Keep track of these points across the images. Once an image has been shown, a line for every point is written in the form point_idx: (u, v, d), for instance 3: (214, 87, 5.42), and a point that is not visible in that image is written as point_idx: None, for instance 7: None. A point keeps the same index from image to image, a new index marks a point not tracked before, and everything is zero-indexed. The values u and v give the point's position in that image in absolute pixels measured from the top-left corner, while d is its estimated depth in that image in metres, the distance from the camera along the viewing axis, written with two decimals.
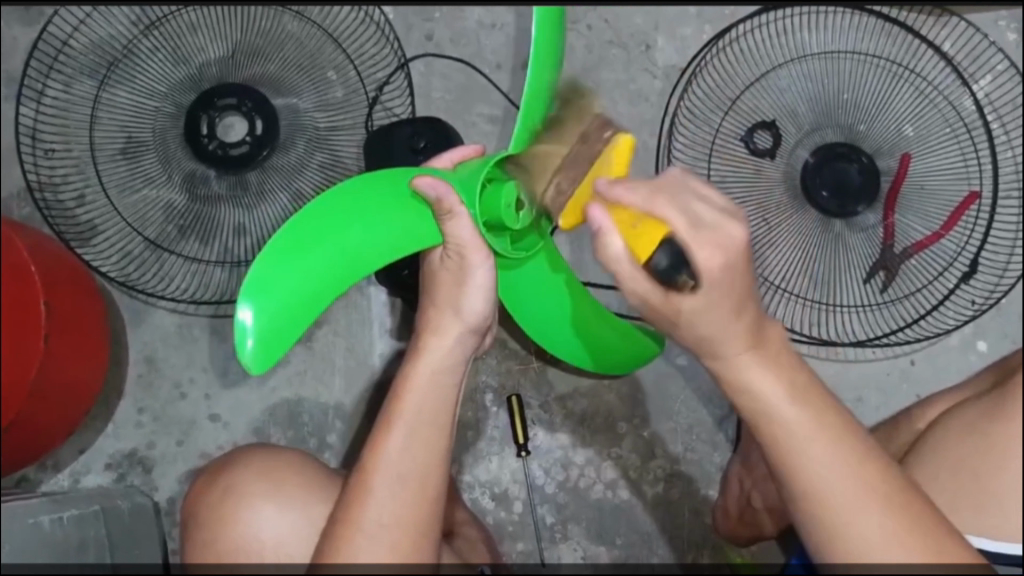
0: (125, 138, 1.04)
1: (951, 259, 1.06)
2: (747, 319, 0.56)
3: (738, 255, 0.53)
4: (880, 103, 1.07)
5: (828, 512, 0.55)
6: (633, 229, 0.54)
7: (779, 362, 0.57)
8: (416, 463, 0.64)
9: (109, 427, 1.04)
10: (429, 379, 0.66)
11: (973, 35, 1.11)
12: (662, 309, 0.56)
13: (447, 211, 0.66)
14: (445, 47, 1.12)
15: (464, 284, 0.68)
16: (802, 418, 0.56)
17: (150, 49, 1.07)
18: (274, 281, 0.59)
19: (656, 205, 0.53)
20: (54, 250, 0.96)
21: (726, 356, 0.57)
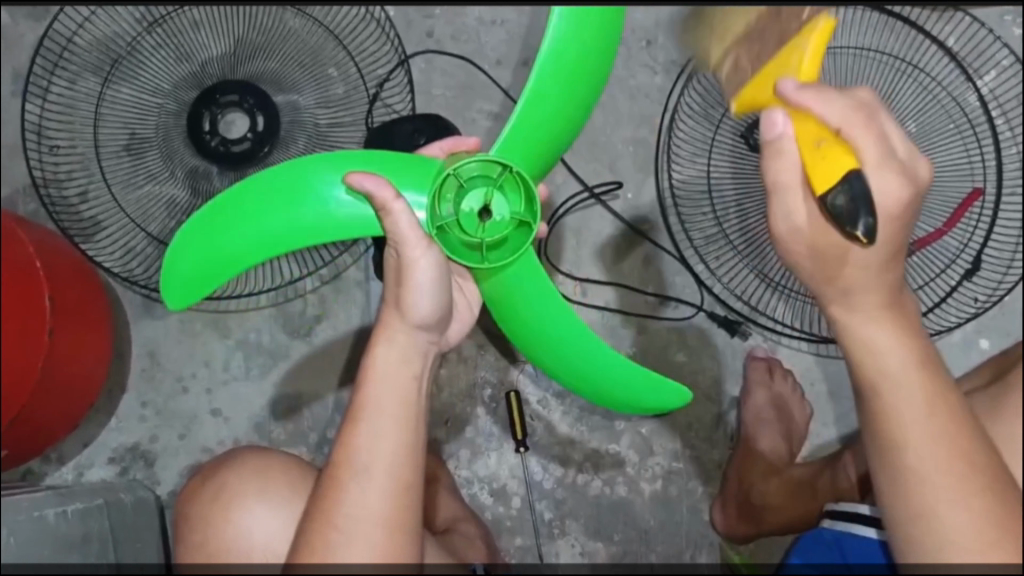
0: (128, 135, 1.05)
1: (954, 256, 1.05)
2: (891, 282, 0.61)
3: (916, 194, 0.57)
4: (883, 99, 1.06)
5: (913, 487, 0.58)
6: (821, 146, 0.55)
7: (905, 327, 0.61)
8: (384, 458, 0.64)
9: (112, 421, 1.06)
10: (390, 370, 0.66)
11: (977, 29, 1.10)
12: (824, 241, 0.59)
13: (382, 205, 0.64)
14: (445, 44, 1.12)
15: (403, 282, 0.65)
16: (910, 385, 0.59)
17: (153, 46, 1.07)
18: (204, 224, 0.66)
19: (845, 126, 0.55)
20: (59, 246, 0.97)
21: (860, 311, 0.61)
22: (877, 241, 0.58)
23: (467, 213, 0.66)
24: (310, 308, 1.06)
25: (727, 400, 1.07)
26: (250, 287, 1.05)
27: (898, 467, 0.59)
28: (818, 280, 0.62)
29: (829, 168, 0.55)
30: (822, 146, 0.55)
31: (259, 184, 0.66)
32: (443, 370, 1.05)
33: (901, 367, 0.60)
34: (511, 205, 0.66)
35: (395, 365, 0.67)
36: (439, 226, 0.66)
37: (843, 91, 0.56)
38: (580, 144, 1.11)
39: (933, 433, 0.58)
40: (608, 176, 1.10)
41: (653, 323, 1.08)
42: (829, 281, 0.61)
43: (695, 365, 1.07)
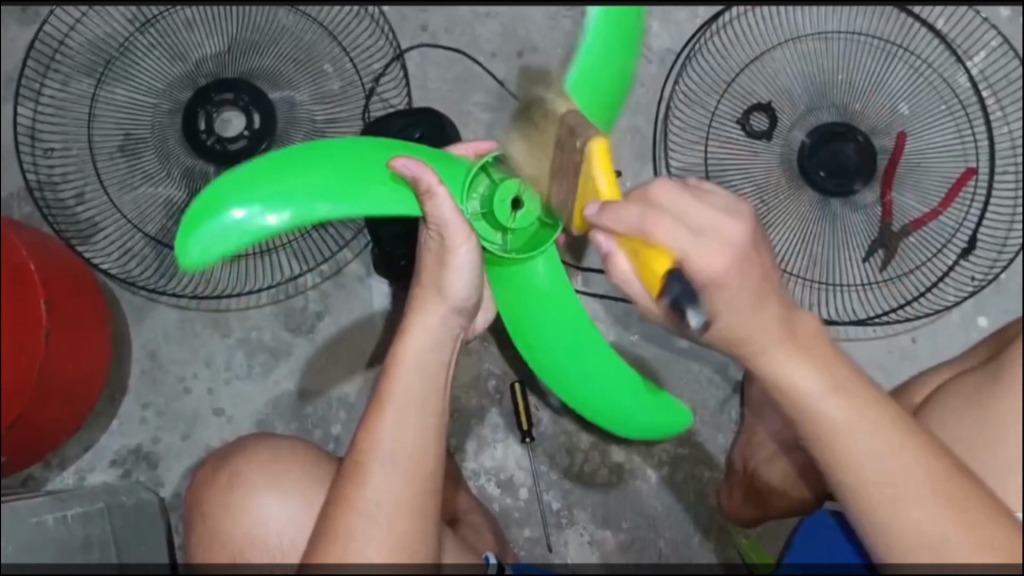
0: (123, 135, 1.04)
1: (950, 235, 1.06)
2: (760, 280, 0.54)
3: (744, 249, 0.53)
4: (875, 82, 1.07)
5: (884, 507, 0.55)
6: (636, 256, 0.56)
7: (823, 355, 0.55)
8: (413, 442, 0.64)
9: (114, 424, 1.04)
10: (419, 354, 0.66)
11: (965, 12, 1.11)
12: (665, 317, 0.57)
13: (426, 190, 0.64)
14: (440, 37, 1.12)
15: (448, 266, 0.66)
16: (844, 415, 0.55)
17: (147, 46, 1.06)
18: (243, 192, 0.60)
19: (662, 232, 0.52)
20: (59, 248, 0.97)
21: (774, 352, 0.55)
22: (736, 298, 0.53)
23: (498, 204, 0.70)
24: (311, 304, 1.06)
25: (730, 385, 1.07)
26: (249, 286, 1.04)
27: (872, 514, 0.56)
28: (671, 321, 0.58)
29: (649, 274, 0.55)
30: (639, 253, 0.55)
31: (300, 160, 0.63)
32: None
33: (850, 402, 0.55)
34: (544, 204, 0.71)
35: (424, 351, 0.66)
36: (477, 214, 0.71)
37: (702, 195, 0.53)
38: None
39: (899, 466, 0.54)
40: None
41: None
42: (729, 340, 0.55)
43: (698, 350, 1.08)
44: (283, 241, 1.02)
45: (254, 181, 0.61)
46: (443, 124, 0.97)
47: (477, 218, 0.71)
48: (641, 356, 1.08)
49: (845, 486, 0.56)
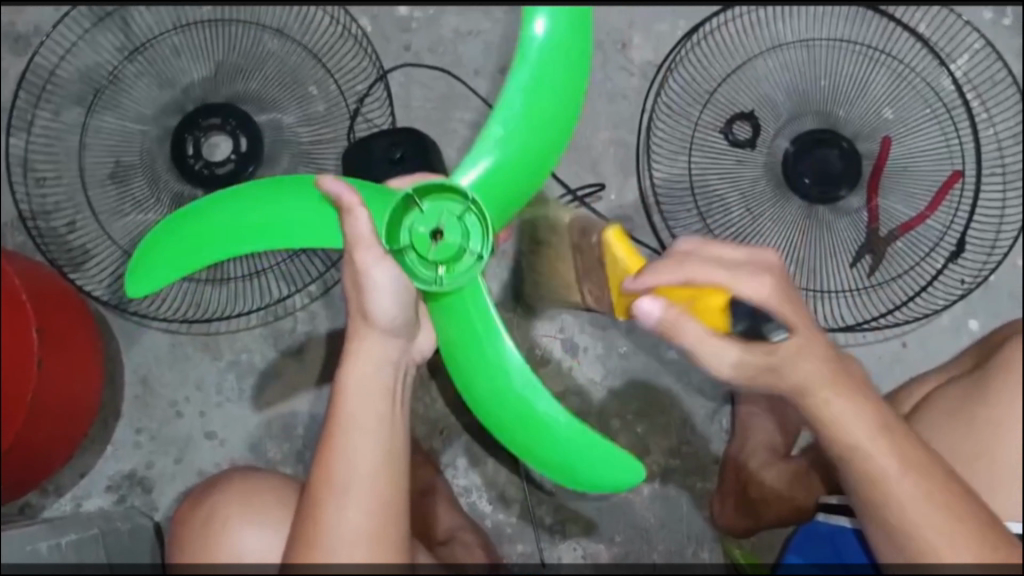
0: (113, 162, 1.05)
1: (937, 239, 1.05)
2: (821, 343, 0.62)
3: (776, 276, 0.60)
4: (859, 87, 1.07)
5: (885, 498, 0.63)
6: (690, 306, 0.59)
7: (825, 351, 0.62)
8: (369, 467, 0.65)
9: (108, 449, 1.06)
10: (367, 381, 0.65)
11: (946, 15, 1.11)
12: (753, 360, 0.60)
13: (346, 209, 0.61)
14: (423, 57, 1.13)
15: (364, 287, 0.62)
16: (864, 415, 0.63)
17: (136, 74, 1.08)
18: (172, 227, 0.64)
19: (727, 280, 0.58)
20: (48, 277, 0.97)
21: (807, 360, 0.61)
22: (788, 329, 0.60)
23: (421, 237, 0.62)
24: (300, 325, 1.07)
25: (720, 395, 1.07)
26: (238, 307, 1.04)
27: (889, 505, 0.63)
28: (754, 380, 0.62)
29: (707, 316, 0.59)
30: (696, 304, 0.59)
31: (230, 199, 0.63)
32: (436, 379, 1.06)
33: (878, 440, 0.63)
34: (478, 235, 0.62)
35: (371, 383, 0.65)
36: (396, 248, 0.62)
37: (722, 256, 0.60)
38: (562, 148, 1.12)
39: (932, 495, 0.62)
40: (591, 178, 1.11)
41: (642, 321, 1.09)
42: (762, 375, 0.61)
43: (687, 361, 1.08)
44: (268, 263, 1.02)
45: (179, 226, 0.64)
46: (425, 143, 0.98)
47: (407, 250, 0.62)
48: (630, 367, 1.08)
49: (887, 519, 0.63)
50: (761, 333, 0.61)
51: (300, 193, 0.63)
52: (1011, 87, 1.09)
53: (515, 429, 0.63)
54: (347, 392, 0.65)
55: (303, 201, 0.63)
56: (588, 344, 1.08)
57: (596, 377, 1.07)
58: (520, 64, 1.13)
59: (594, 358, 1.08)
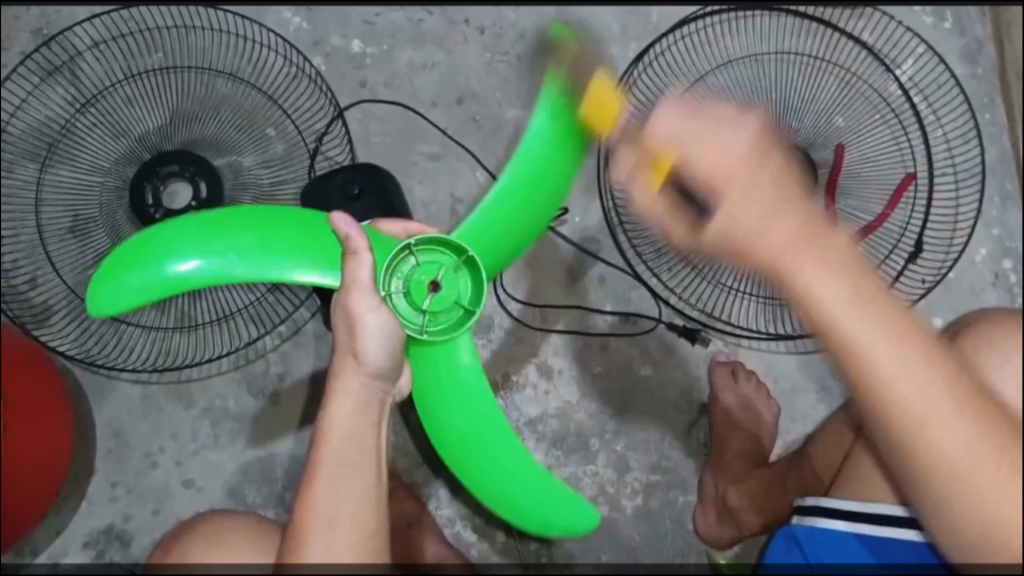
0: (71, 216, 1.04)
1: (896, 240, 1.07)
2: (812, 232, 0.59)
3: (747, 147, 0.58)
4: (809, 97, 1.09)
5: (958, 475, 0.60)
6: (649, 177, 0.63)
7: (845, 254, 0.59)
8: (348, 506, 0.65)
9: (83, 506, 1.03)
10: (348, 424, 0.67)
11: (887, 22, 1.15)
12: (721, 227, 0.59)
13: (353, 250, 0.67)
14: (379, 91, 1.13)
15: (356, 334, 0.67)
16: (886, 339, 0.58)
17: (88, 125, 1.08)
18: (152, 237, 0.68)
19: (682, 140, 0.59)
20: (12, 336, 0.96)
21: (809, 263, 0.58)
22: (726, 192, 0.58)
23: (416, 285, 0.70)
24: (273, 367, 1.07)
25: (696, 407, 1.08)
26: (207, 353, 1.04)
27: (945, 485, 0.61)
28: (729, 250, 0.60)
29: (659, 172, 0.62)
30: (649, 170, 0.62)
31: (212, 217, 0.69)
32: (413, 412, 1.06)
33: (939, 392, 0.59)
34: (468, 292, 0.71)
35: (355, 421, 0.67)
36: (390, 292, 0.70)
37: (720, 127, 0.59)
38: None
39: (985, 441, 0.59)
40: None
41: (616, 340, 1.09)
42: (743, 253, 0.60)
43: (661, 376, 1.09)
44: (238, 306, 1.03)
45: (148, 249, 0.68)
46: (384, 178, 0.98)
47: (398, 296, 0.70)
48: (606, 386, 1.08)
49: (931, 474, 0.61)
50: (694, 199, 0.62)
51: (292, 223, 0.71)
52: (954, 88, 1.13)
53: (471, 449, 0.72)
54: (331, 428, 0.67)
55: (292, 228, 0.71)
56: (563, 366, 1.08)
57: (572, 398, 1.08)
58: (477, 93, 1.14)
59: (570, 379, 1.08)
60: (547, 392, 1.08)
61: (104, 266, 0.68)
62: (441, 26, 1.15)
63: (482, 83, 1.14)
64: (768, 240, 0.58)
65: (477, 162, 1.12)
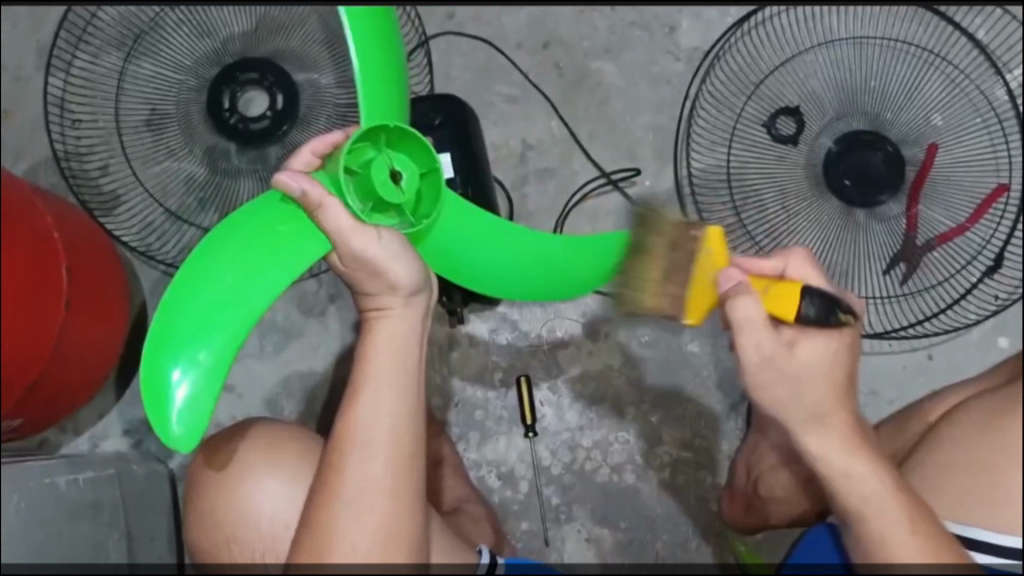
0: (149, 110, 1.05)
1: (974, 253, 1.03)
2: (843, 423, 0.63)
3: (839, 353, 0.63)
4: (909, 90, 1.04)
5: None
6: (767, 293, 0.63)
7: (882, 462, 0.63)
8: (391, 421, 0.66)
9: (127, 394, 1.06)
10: (390, 345, 0.68)
11: (1007, 22, 1.08)
12: (779, 366, 0.62)
13: (316, 204, 0.65)
14: (466, 26, 1.11)
15: (376, 263, 0.65)
16: (912, 539, 0.60)
17: (176, 21, 1.06)
18: (170, 349, 0.61)
19: (790, 272, 0.65)
20: (82, 221, 0.98)
21: (837, 445, 0.63)
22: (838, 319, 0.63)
23: (382, 186, 0.66)
24: (324, 287, 1.07)
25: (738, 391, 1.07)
26: None
27: None
28: (779, 408, 0.64)
29: (786, 305, 0.62)
30: (769, 289, 0.63)
31: (205, 272, 0.64)
32: (455, 353, 1.07)
33: (862, 460, 0.62)
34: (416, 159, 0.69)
35: (394, 339, 0.68)
36: (370, 211, 0.67)
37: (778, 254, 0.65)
38: (598, 130, 1.10)
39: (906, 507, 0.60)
40: (625, 162, 1.10)
41: None
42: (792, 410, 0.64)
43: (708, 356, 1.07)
44: None
45: (170, 330, 0.62)
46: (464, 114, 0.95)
47: (376, 216, 0.67)
48: (649, 357, 1.07)
49: None
50: (830, 318, 0.62)
51: (261, 218, 0.66)
52: None
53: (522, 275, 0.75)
54: (373, 348, 0.68)
55: (268, 222, 0.66)
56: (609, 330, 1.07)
57: (613, 363, 1.07)
58: (565, 40, 1.11)
59: (614, 344, 1.07)
60: (590, 353, 1.07)
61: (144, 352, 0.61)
62: None
63: (570, 29, 1.11)
64: (812, 357, 0.62)
65: (554, 111, 1.10)
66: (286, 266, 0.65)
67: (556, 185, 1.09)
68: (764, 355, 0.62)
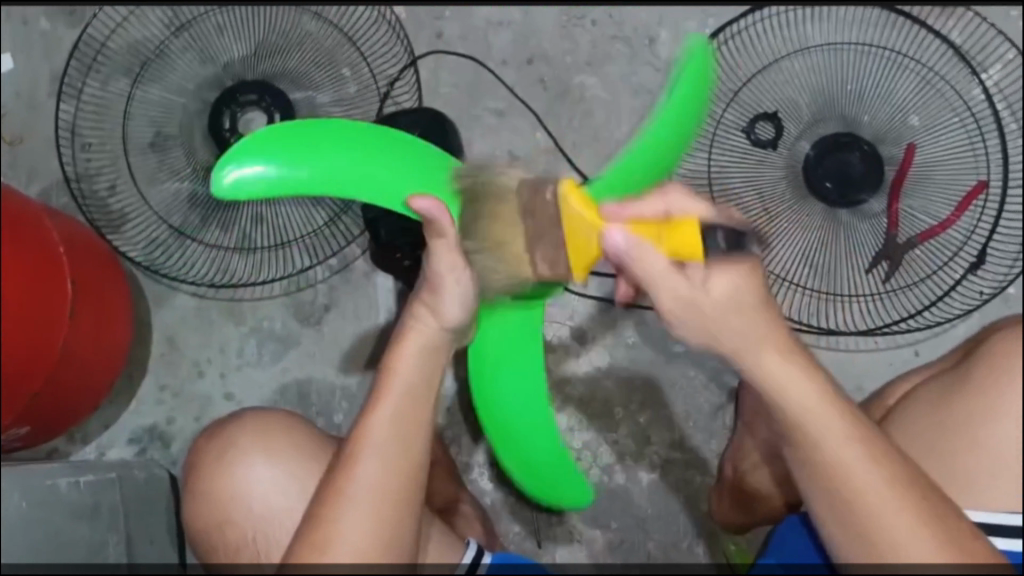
0: (154, 132, 1.10)
1: (955, 250, 1.05)
2: (777, 329, 0.64)
3: (746, 287, 0.63)
4: (885, 92, 1.07)
5: (878, 538, 0.61)
6: (656, 239, 0.61)
7: (813, 369, 0.64)
8: (400, 432, 0.69)
9: (132, 404, 1.09)
10: (417, 359, 0.71)
11: (979, 24, 1.11)
12: (683, 292, 0.61)
13: (431, 218, 0.69)
14: (454, 44, 1.16)
15: (440, 292, 0.70)
16: (863, 453, 0.62)
17: (180, 49, 1.13)
18: (257, 157, 0.71)
19: (672, 210, 0.61)
20: (87, 238, 1.02)
21: (768, 357, 0.63)
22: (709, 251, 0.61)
23: (462, 236, 0.72)
24: (320, 296, 1.11)
25: (726, 391, 1.08)
26: (259, 277, 1.09)
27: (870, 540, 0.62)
28: (698, 329, 0.63)
29: (678, 246, 0.60)
30: (661, 240, 0.61)
31: (323, 126, 0.74)
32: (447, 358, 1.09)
33: (860, 461, 0.62)
34: None
35: (421, 354, 0.71)
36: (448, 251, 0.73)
37: (661, 188, 0.61)
38: (582, 140, 1.14)
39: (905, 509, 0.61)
40: (609, 170, 1.13)
41: (654, 314, 1.10)
42: (708, 332, 0.63)
43: (694, 356, 1.09)
44: (293, 236, 1.06)
45: (267, 139, 0.72)
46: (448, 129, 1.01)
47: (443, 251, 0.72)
48: (638, 359, 1.09)
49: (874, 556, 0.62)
50: (734, 250, 0.63)
51: (377, 137, 0.75)
52: None
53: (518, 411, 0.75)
54: (398, 359, 0.71)
55: (383, 144, 0.75)
56: (597, 333, 1.09)
57: (602, 366, 1.09)
58: (549, 55, 1.15)
59: (603, 347, 1.09)
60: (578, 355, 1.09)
61: (242, 143, 0.71)
62: None
63: (553, 45, 1.15)
64: (728, 333, 0.63)
65: (539, 123, 1.14)
66: (383, 162, 0.74)
67: (543, 193, 1.13)
68: (684, 301, 0.61)
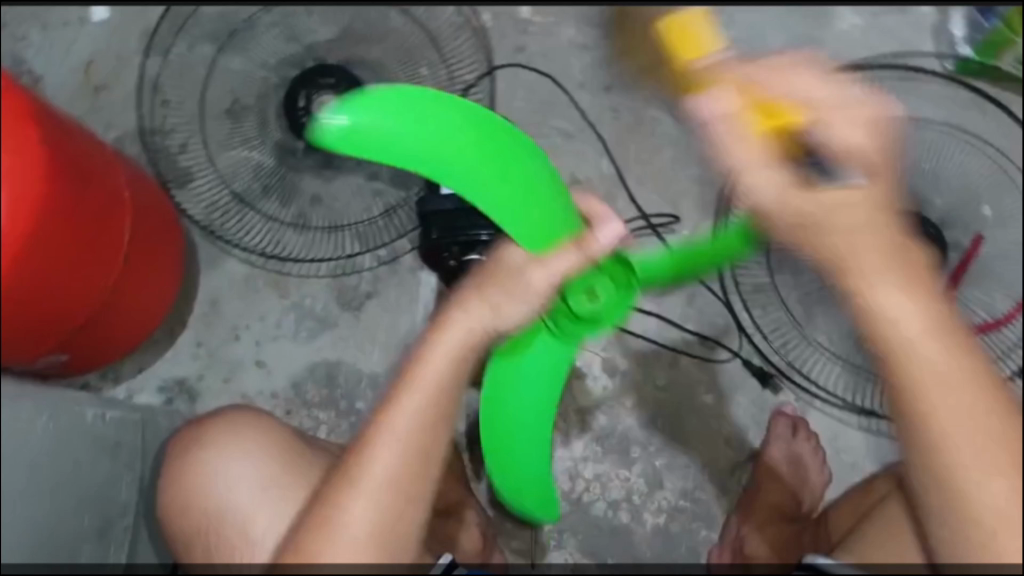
0: (232, 100, 1.13)
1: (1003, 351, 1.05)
2: (889, 247, 0.69)
3: (863, 203, 0.69)
4: (962, 176, 1.04)
5: (957, 495, 0.66)
6: (761, 121, 0.70)
7: (933, 308, 0.68)
8: (423, 429, 0.72)
9: (167, 355, 1.12)
10: (448, 353, 0.73)
11: None
12: (839, 246, 0.70)
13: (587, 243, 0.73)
14: (534, 61, 1.17)
15: (516, 282, 0.71)
16: (989, 402, 0.67)
17: (268, 24, 1.14)
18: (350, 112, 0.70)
19: (808, 103, 0.69)
20: (162, 202, 1.07)
21: (883, 289, 0.69)
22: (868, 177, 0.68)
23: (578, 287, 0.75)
24: (363, 284, 1.13)
25: (746, 449, 1.07)
26: (308, 255, 1.11)
27: (958, 499, 0.66)
28: (830, 265, 0.70)
29: (773, 131, 0.70)
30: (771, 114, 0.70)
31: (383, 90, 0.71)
32: None
33: (965, 413, 0.66)
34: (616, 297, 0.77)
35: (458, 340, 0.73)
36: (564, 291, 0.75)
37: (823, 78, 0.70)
38: (645, 175, 1.14)
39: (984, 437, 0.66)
40: (666, 209, 1.14)
41: (687, 360, 1.09)
42: (838, 265, 0.70)
43: (720, 408, 1.08)
44: (348, 219, 1.10)
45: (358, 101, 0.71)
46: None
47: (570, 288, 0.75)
48: (663, 400, 1.08)
49: (965, 510, 0.66)
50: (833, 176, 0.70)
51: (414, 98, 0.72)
52: None
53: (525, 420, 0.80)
54: (433, 351, 0.73)
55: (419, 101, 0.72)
56: (628, 368, 1.10)
57: (627, 401, 1.09)
58: (625, 86, 1.16)
59: (630, 382, 1.09)
60: (604, 387, 1.09)
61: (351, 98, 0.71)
62: (610, 13, 1.17)
63: (632, 78, 1.15)
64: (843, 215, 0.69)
65: (604, 151, 1.14)
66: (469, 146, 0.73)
67: None
68: (783, 198, 0.70)
